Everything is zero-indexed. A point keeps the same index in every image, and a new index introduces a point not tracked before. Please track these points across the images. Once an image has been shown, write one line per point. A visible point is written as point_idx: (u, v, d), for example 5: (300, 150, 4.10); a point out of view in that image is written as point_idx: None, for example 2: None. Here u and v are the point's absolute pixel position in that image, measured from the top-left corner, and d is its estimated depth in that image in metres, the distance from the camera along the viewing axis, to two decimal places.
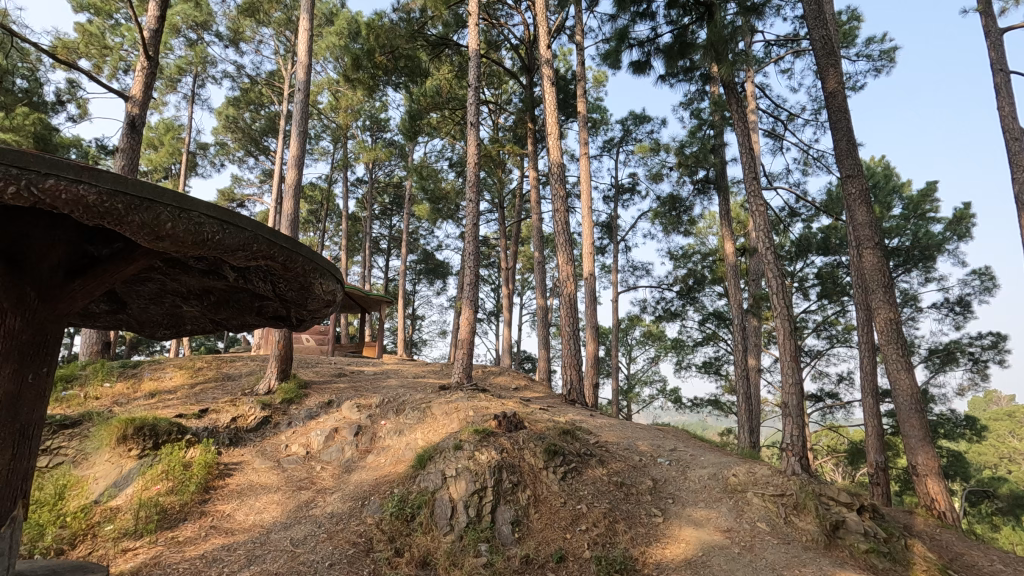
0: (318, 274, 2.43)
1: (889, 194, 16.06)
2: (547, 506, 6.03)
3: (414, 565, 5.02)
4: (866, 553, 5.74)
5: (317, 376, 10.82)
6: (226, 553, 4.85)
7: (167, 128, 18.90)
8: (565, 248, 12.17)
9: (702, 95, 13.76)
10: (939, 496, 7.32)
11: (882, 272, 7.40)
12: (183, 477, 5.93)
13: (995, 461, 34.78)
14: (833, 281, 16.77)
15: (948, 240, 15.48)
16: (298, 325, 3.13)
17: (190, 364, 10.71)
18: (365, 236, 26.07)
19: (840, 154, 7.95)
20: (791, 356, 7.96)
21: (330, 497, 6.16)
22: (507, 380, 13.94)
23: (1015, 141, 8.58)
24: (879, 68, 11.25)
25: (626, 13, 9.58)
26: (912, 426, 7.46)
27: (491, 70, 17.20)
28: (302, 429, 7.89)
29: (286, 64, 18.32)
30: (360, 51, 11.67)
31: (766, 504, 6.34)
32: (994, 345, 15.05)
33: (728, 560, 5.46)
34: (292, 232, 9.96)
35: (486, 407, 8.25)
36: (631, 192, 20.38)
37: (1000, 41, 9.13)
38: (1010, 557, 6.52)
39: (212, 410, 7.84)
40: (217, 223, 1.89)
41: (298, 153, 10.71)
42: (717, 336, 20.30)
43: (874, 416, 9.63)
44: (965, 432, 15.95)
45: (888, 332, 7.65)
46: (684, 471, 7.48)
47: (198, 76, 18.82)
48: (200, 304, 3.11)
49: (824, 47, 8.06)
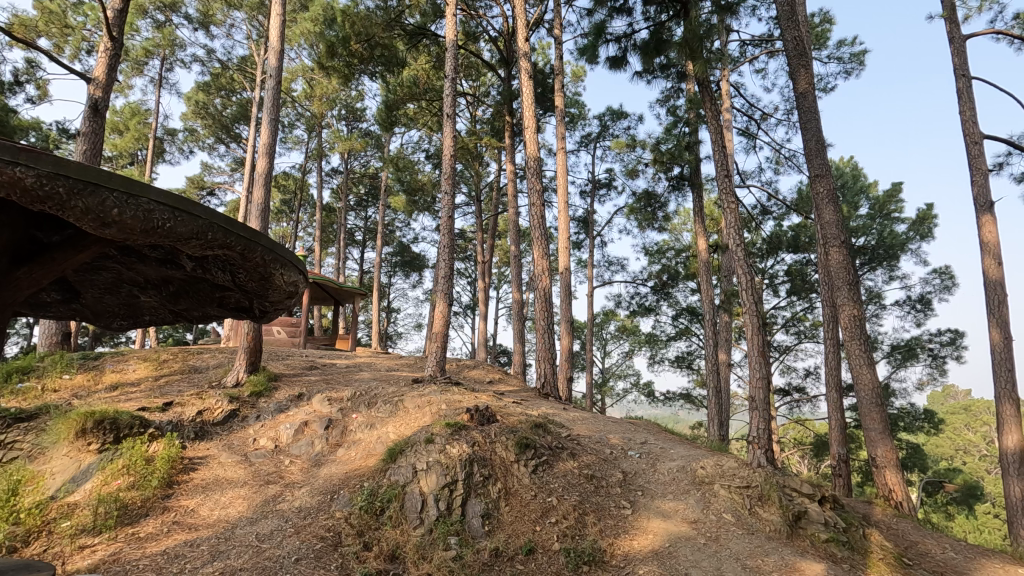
0: (279, 265, 2.35)
1: (857, 194, 16.45)
2: (518, 499, 6.04)
3: (382, 558, 5.00)
4: (826, 543, 5.92)
5: (288, 368, 10.63)
6: (189, 549, 4.73)
7: (134, 112, 18.22)
8: (540, 242, 12.16)
9: (678, 93, 13.90)
10: (896, 487, 7.58)
11: (848, 270, 7.57)
12: (145, 472, 5.76)
13: (950, 452, 36.70)
14: (802, 278, 17.18)
15: (911, 240, 15.97)
16: (261, 318, 3.05)
17: (155, 355, 10.42)
18: (339, 226, 25.65)
19: (810, 153, 8.11)
20: (759, 350, 8.09)
21: (298, 491, 6.06)
22: (481, 373, 13.93)
23: (975, 144, 8.88)
24: (849, 70, 11.56)
25: (603, 7, 9.55)
26: (873, 419, 7.68)
27: (469, 61, 17.09)
28: (271, 422, 7.76)
29: (258, 50, 17.87)
30: (335, 38, 11.44)
31: (732, 495, 6.46)
32: (951, 342, 15.64)
33: (694, 551, 5.56)
34: (261, 222, 9.75)
35: (459, 401, 8.21)
36: (608, 188, 20.54)
37: (963, 47, 9.42)
38: (962, 544, 6.78)
39: (177, 403, 7.66)
40: (168, 210, 1.80)
41: (270, 142, 10.44)
42: (690, 331, 20.58)
43: (837, 409, 9.90)
44: (923, 425, 16.50)
45: (852, 328, 7.84)
46: (654, 464, 7.58)
47: (166, 59, 18.20)
48: (159, 293, 2.97)
49: (796, 48, 8.17)
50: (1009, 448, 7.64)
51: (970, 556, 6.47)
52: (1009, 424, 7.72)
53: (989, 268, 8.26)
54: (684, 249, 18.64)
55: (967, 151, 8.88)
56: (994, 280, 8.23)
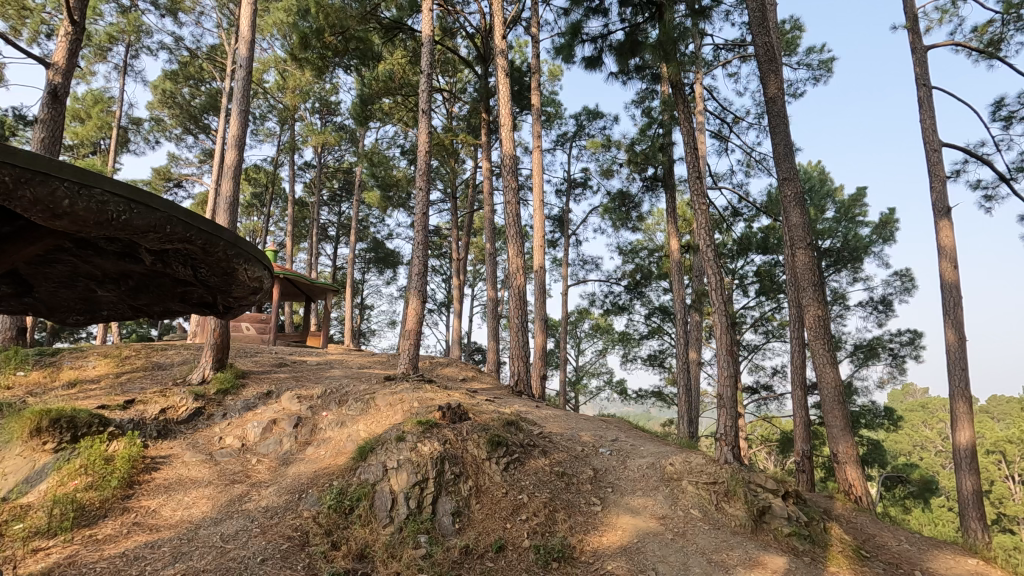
0: (243, 260, 2.26)
1: (823, 198, 16.90)
2: (489, 496, 6.05)
3: (351, 558, 4.94)
4: (788, 537, 6.06)
5: (256, 366, 10.39)
6: (150, 551, 4.61)
7: (96, 100, 17.51)
8: (515, 241, 12.14)
9: (653, 94, 14.06)
10: (856, 483, 7.82)
11: (813, 271, 7.74)
12: (104, 472, 5.57)
13: (908, 449, 38.40)
14: (771, 279, 17.59)
15: (874, 242, 16.49)
16: (225, 313, 2.96)
17: (117, 352, 10.08)
18: (312, 221, 25.15)
19: (779, 157, 8.29)
20: (728, 349, 8.23)
21: (265, 490, 5.95)
22: (455, 371, 13.88)
23: (934, 151, 9.21)
24: (817, 78, 11.91)
25: (580, 7, 9.59)
26: (835, 417, 7.91)
27: (445, 57, 17.00)
28: (238, 421, 7.59)
29: (229, 39, 17.42)
30: (309, 29, 11.17)
31: (700, 491, 6.57)
32: (910, 342, 16.21)
33: (661, 546, 5.64)
34: (230, 216, 9.52)
35: (431, 399, 8.16)
36: (583, 187, 20.65)
37: (924, 57, 9.76)
38: (917, 537, 7.05)
39: (139, 401, 7.43)
40: (124, 202, 1.73)
41: (239, 133, 10.19)
42: (663, 330, 20.86)
43: (802, 407, 10.17)
44: (883, 422, 17.03)
45: (816, 328, 8.04)
46: (624, 461, 7.68)
47: (131, 46, 17.57)
48: (118, 288, 2.76)
49: (766, 54, 8.34)
50: (962, 444, 7.96)
51: (924, 548, 6.73)
52: (962, 421, 8.05)
53: (946, 271, 8.59)
54: (657, 249, 18.86)
55: (927, 158, 9.21)
56: (950, 282, 8.56)
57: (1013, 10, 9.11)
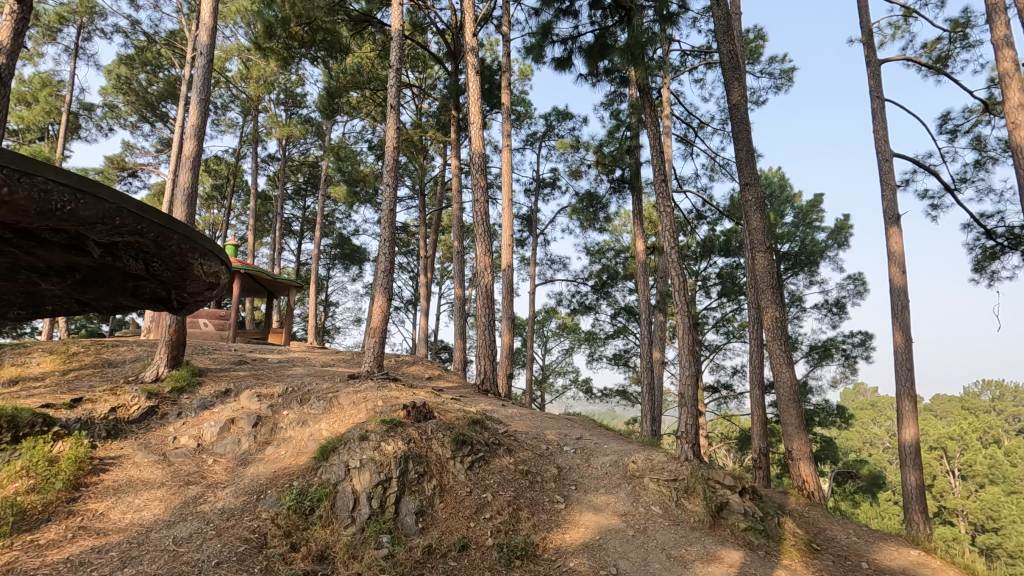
0: (199, 254, 2.19)
1: (783, 203, 17.45)
2: (453, 495, 6.04)
3: (310, 559, 4.84)
4: (744, 531, 6.24)
5: (214, 363, 10.07)
6: (96, 556, 4.42)
7: (44, 83, 16.61)
8: (483, 240, 12.11)
9: (621, 97, 14.23)
10: (809, 479, 8.10)
11: (771, 274, 7.98)
12: (47, 474, 5.31)
13: (859, 446, 40.28)
14: (732, 281, 18.10)
15: (830, 247, 17.11)
16: (181, 309, 2.86)
17: (64, 348, 9.62)
18: (275, 215, 24.48)
19: (741, 162, 8.52)
20: (690, 349, 8.40)
21: (221, 491, 5.78)
22: (420, 370, 13.76)
23: (886, 161, 9.62)
24: (779, 86, 12.29)
25: (550, 8, 9.62)
26: (790, 415, 8.18)
27: (415, 53, 16.83)
28: (193, 421, 7.34)
29: (189, 25, 16.81)
30: (274, 19, 10.89)
31: (660, 488, 6.71)
32: (861, 343, 16.89)
33: (623, 543, 5.74)
34: (188, 209, 9.19)
35: (396, 397, 8.06)
36: (552, 187, 20.75)
37: (878, 70, 10.19)
38: (864, 530, 7.36)
39: (87, 400, 7.11)
40: (69, 191, 1.65)
41: (199, 123, 9.85)
42: (628, 330, 21.15)
43: (759, 406, 10.48)
44: (836, 419, 17.69)
45: (774, 329, 8.29)
46: (588, 459, 7.78)
47: (84, 28, 16.75)
48: (64, 283, 2.57)
49: (730, 61, 8.56)
50: (907, 440, 8.34)
51: (870, 541, 7.02)
52: (907, 418, 8.44)
53: (895, 276, 8.99)
54: (624, 250, 19.11)
55: (879, 167, 9.61)
56: (898, 286, 8.97)
57: (960, 29, 9.61)
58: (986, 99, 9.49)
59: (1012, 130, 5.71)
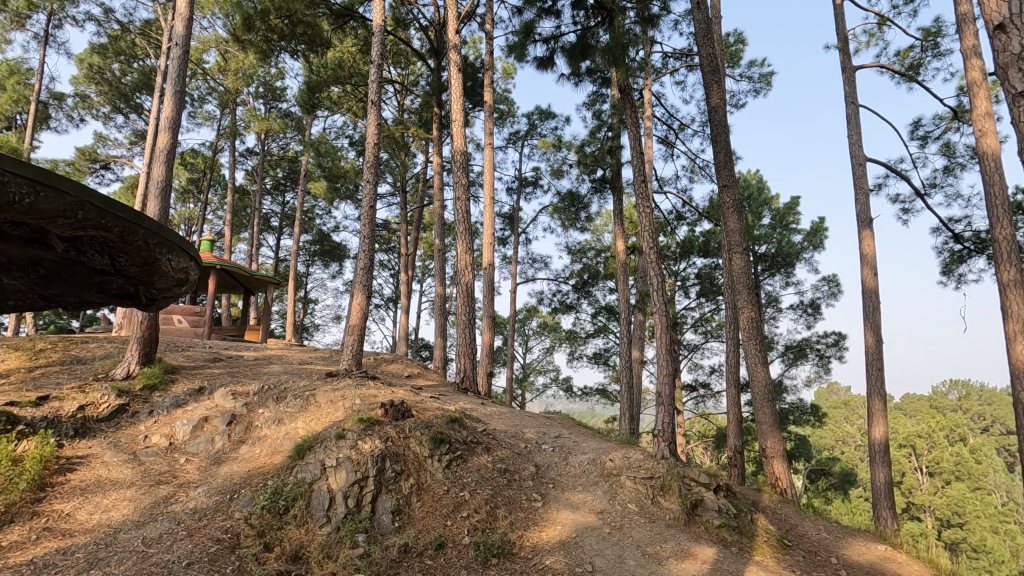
0: (166, 250, 2.14)
1: (760, 206, 17.75)
2: (430, 494, 6.02)
3: (284, 559, 4.78)
4: (718, 528, 6.34)
5: (187, 361, 9.87)
6: (61, 558, 4.32)
7: (12, 71, 16.07)
8: (464, 238, 11.99)
9: (603, 98, 14.34)
10: (782, 476, 8.24)
11: (748, 275, 8.09)
12: (11, 475, 5.15)
13: (831, 444, 41.39)
14: (710, 281, 18.34)
15: (805, 249, 17.44)
16: (150, 306, 2.80)
17: (30, 345, 9.33)
18: (253, 210, 24.02)
19: (719, 164, 8.63)
20: (667, 348, 8.48)
21: (193, 491, 5.67)
22: (399, 368, 13.64)
23: (859, 165, 9.84)
24: (757, 91, 12.55)
25: (533, 7, 9.63)
26: (764, 413, 8.31)
27: (397, 48, 16.68)
28: (165, 419, 7.18)
29: (166, 15, 16.42)
30: (252, 10, 10.67)
31: (637, 486, 6.77)
32: (835, 343, 17.26)
33: (598, 540, 5.79)
34: (161, 202, 8.96)
35: (374, 396, 7.99)
36: (534, 186, 20.73)
37: (853, 76, 10.43)
38: (834, 526, 7.52)
39: (54, 398, 6.92)
40: (31, 184, 1.59)
41: (174, 115, 9.62)
42: (608, 329, 21.29)
43: (734, 405, 10.64)
44: (809, 418, 18.04)
45: (749, 328, 8.39)
46: (566, 457, 7.83)
47: (54, 14, 16.24)
48: (25, 277, 2.46)
49: (709, 64, 8.66)
50: (877, 438, 8.53)
51: (839, 536, 7.19)
52: (877, 417, 8.62)
53: (867, 277, 9.21)
54: (604, 250, 19.22)
55: (853, 171, 9.83)
56: (870, 288, 9.18)
57: (931, 38, 9.88)
58: (955, 107, 9.79)
59: (979, 136, 5.87)
